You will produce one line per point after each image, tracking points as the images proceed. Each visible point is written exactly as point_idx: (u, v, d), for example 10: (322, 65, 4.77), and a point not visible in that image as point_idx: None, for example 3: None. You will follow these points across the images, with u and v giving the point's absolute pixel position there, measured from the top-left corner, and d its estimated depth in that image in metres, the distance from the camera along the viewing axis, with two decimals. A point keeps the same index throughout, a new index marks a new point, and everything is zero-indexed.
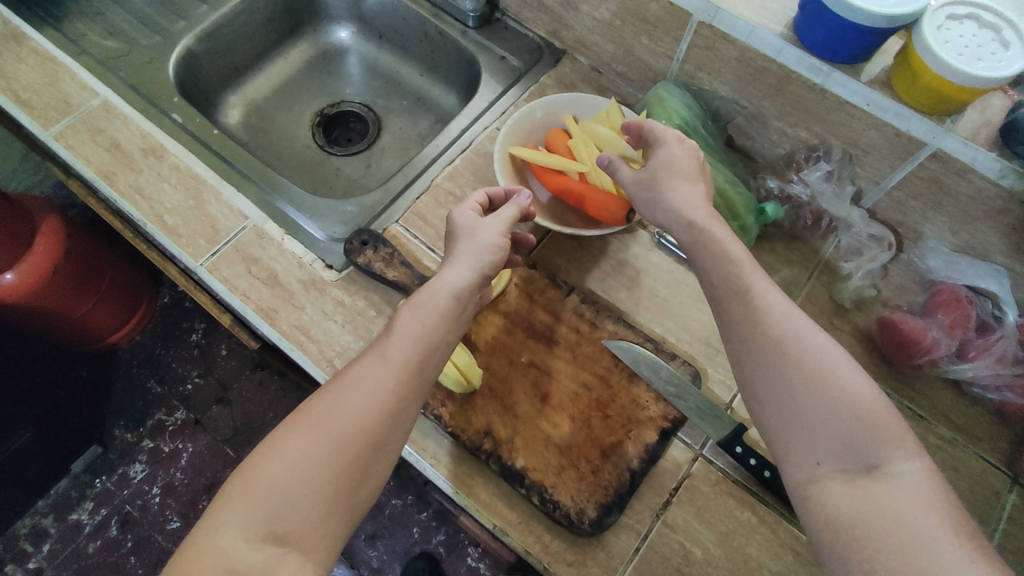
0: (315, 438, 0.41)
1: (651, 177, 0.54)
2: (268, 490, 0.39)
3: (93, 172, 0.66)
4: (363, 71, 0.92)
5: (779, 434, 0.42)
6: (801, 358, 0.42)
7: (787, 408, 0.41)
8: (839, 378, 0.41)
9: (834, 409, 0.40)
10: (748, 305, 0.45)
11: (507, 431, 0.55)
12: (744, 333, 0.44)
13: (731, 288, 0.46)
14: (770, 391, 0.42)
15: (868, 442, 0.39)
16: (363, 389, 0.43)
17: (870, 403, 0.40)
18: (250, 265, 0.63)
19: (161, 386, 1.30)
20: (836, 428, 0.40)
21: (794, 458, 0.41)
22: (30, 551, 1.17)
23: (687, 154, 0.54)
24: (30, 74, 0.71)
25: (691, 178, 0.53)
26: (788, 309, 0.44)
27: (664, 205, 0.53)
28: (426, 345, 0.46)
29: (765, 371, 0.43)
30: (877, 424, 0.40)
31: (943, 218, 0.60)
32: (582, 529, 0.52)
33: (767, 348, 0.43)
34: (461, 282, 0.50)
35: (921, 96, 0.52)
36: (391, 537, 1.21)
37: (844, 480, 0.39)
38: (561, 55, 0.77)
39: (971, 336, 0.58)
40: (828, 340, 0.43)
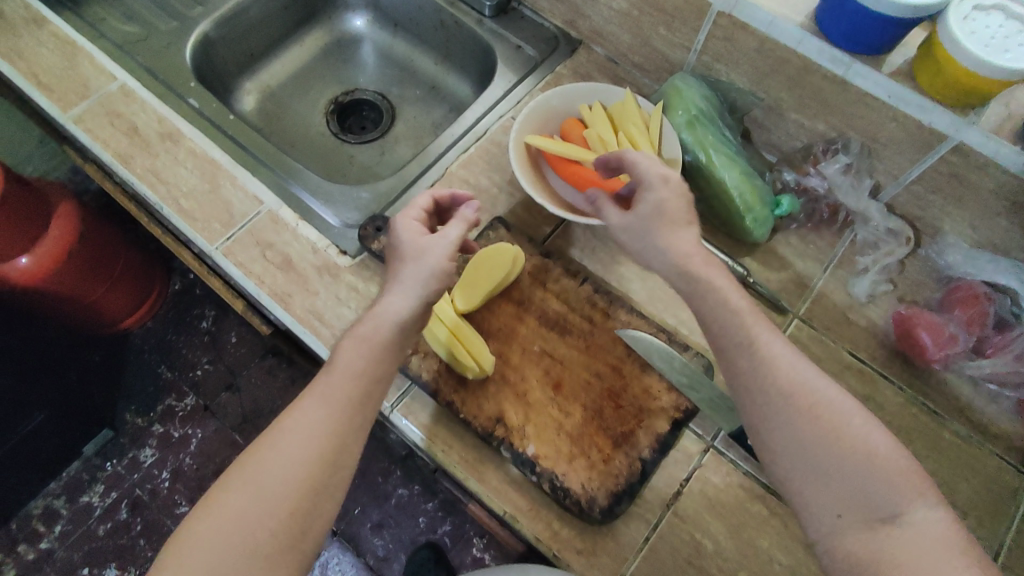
0: (253, 493, 0.42)
1: (643, 223, 0.51)
2: (207, 549, 0.40)
3: (110, 155, 0.67)
4: (377, 59, 0.92)
5: (795, 485, 0.42)
6: (815, 409, 0.43)
7: (803, 459, 0.42)
8: (851, 427, 0.42)
9: (850, 460, 0.41)
10: (756, 354, 0.45)
11: (519, 418, 0.55)
12: (753, 385, 0.45)
13: (740, 337, 0.46)
14: (783, 441, 0.43)
15: (886, 490, 0.40)
16: (299, 436, 0.44)
17: (883, 450, 0.41)
18: (265, 249, 0.63)
19: (172, 372, 1.31)
20: (851, 479, 0.41)
21: (811, 508, 0.42)
22: (42, 531, 1.19)
23: (674, 194, 0.51)
24: (50, 58, 0.71)
25: (682, 223, 0.51)
26: (799, 360, 0.45)
27: (659, 253, 0.50)
28: (364, 382, 0.47)
29: (779, 422, 0.43)
30: (889, 467, 0.41)
31: (962, 213, 0.60)
32: (592, 517, 0.52)
33: (778, 401, 0.43)
34: (401, 311, 0.49)
35: (945, 89, 0.51)
36: (398, 526, 1.21)
37: (860, 525, 0.40)
38: (577, 45, 0.77)
39: (988, 333, 0.58)
40: (839, 390, 0.44)
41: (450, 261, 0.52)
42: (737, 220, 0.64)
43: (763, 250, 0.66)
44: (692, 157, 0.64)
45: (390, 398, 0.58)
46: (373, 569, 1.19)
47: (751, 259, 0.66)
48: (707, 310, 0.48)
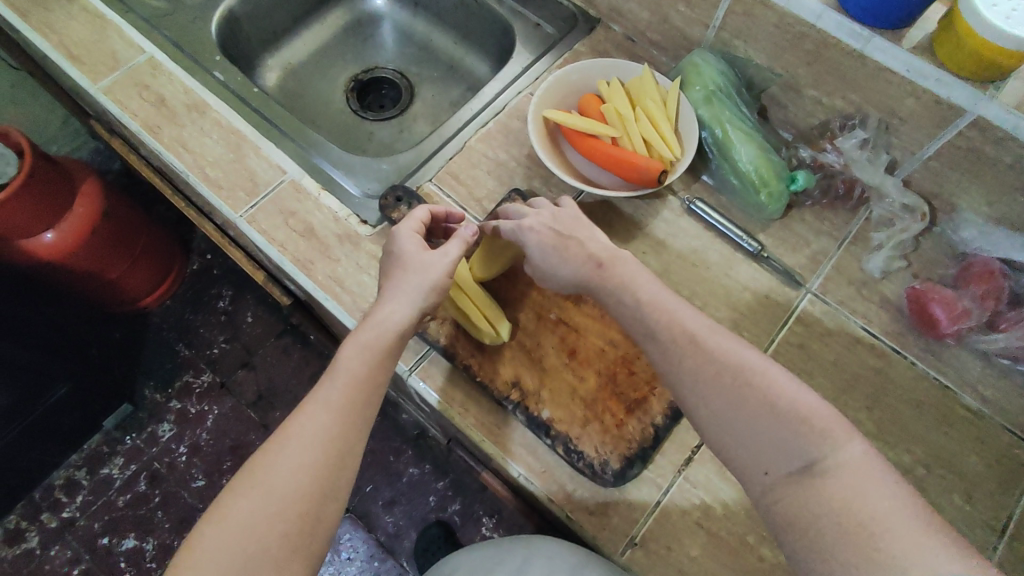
0: (261, 499, 0.43)
1: (538, 270, 0.56)
2: (216, 556, 0.41)
3: (139, 125, 0.69)
4: (397, 39, 0.94)
5: (726, 451, 0.44)
6: (724, 374, 0.44)
7: (724, 426, 0.43)
8: (763, 382, 0.43)
9: (764, 415, 0.42)
10: (661, 333, 0.48)
11: (534, 383, 0.57)
12: (661, 367, 0.48)
13: (649, 320, 0.49)
14: (701, 411, 0.45)
15: (803, 439, 0.41)
16: (303, 441, 0.45)
17: (794, 398, 0.42)
18: (288, 218, 0.65)
19: (190, 349, 1.33)
20: (766, 434, 0.42)
21: (744, 471, 0.43)
22: (64, 501, 1.21)
23: (545, 226, 0.56)
24: (81, 30, 0.73)
25: (565, 239, 0.55)
26: (704, 329, 0.47)
27: (564, 282, 0.55)
28: (365, 385, 0.49)
29: (693, 394, 0.45)
30: (801, 414, 0.42)
31: (980, 189, 0.60)
32: (605, 478, 0.54)
33: (690, 376, 0.45)
34: (397, 321, 0.52)
35: (964, 63, 0.51)
36: (409, 503, 1.23)
37: (786, 477, 0.41)
38: (596, 23, 0.77)
39: (1002, 308, 0.59)
40: (746, 350, 0.46)
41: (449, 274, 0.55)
42: (752, 196, 0.65)
43: (777, 226, 0.67)
44: (709, 133, 0.66)
45: (409, 362, 0.59)
46: (384, 545, 1.20)
47: (766, 234, 0.66)
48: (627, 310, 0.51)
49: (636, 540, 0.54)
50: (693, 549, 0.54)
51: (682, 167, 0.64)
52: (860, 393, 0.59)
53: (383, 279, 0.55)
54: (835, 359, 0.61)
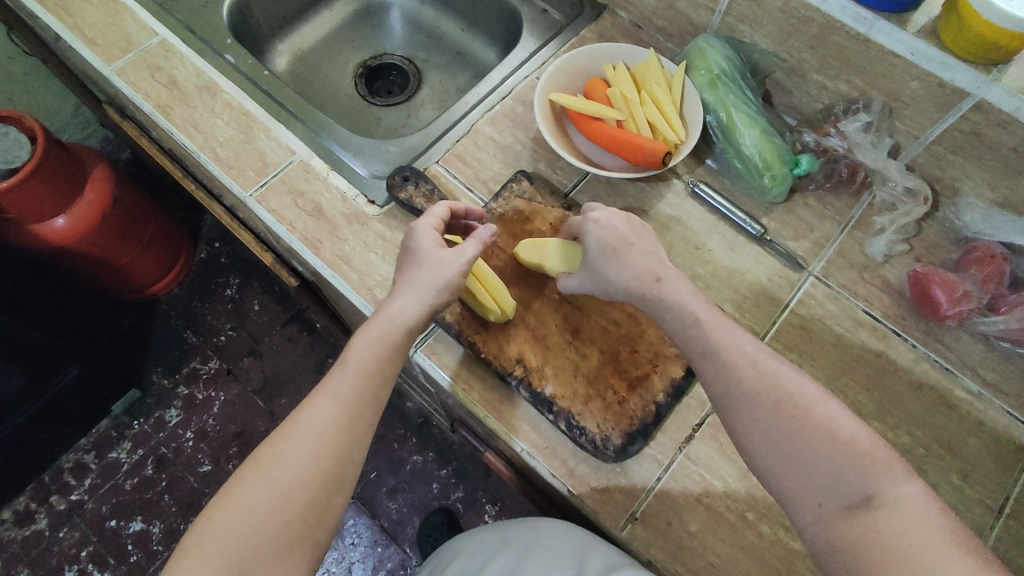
0: (267, 487, 0.44)
1: (592, 265, 0.55)
2: (221, 542, 0.43)
3: (151, 106, 0.70)
4: (405, 26, 0.95)
5: (776, 479, 0.44)
6: (783, 400, 0.44)
7: (778, 452, 0.43)
8: (820, 413, 0.44)
9: (822, 446, 0.42)
10: (719, 353, 0.47)
11: (537, 360, 0.58)
12: (714, 389, 0.47)
13: (703, 339, 0.49)
14: (753, 432, 0.45)
15: (858, 473, 0.41)
16: (311, 431, 0.46)
17: (852, 433, 0.43)
18: (297, 197, 0.66)
19: (197, 337, 1.34)
20: (823, 463, 0.42)
21: (795, 500, 0.43)
22: (73, 484, 1.22)
23: (609, 227, 0.54)
24: (95, 14, 0.74)
25: (628, 246, 0.54)
26: (761, 353, 0.47)
27: (618, 283, 0.53)
28: (372, 379, 0.49)
29: (747, 418, 0.45)
30: (858, 447, 0.42)
31: (983, 173, 0.60)
32: (607, 454, 0.54)
33: (746, 401, 0.45)
34: (406, 317, 0.51)
35: (967, 45, 0.52)
36: (412, 490, 1.24)
37: (840, 509, 0.41)
38: (602, 9, 0.78)
39: (1002, 291, 0.59)
40: (807, 382, 0.46)
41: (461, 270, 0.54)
42: (755, 179, 0.65)
43: (780, 210, 0.67)
44: (713, 117, 0.66)
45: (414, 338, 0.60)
46: (387, 531, 1.21)
47: (769, 218, 0.67)
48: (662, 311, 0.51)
49: (636, 515, 0.55)
50: (693, 524, 0.54)
51: (686, 150, 0.64)
52: (860, 375, 0.60)
53: (397, 272, 0.55)
54: (836, 340, 0.61)
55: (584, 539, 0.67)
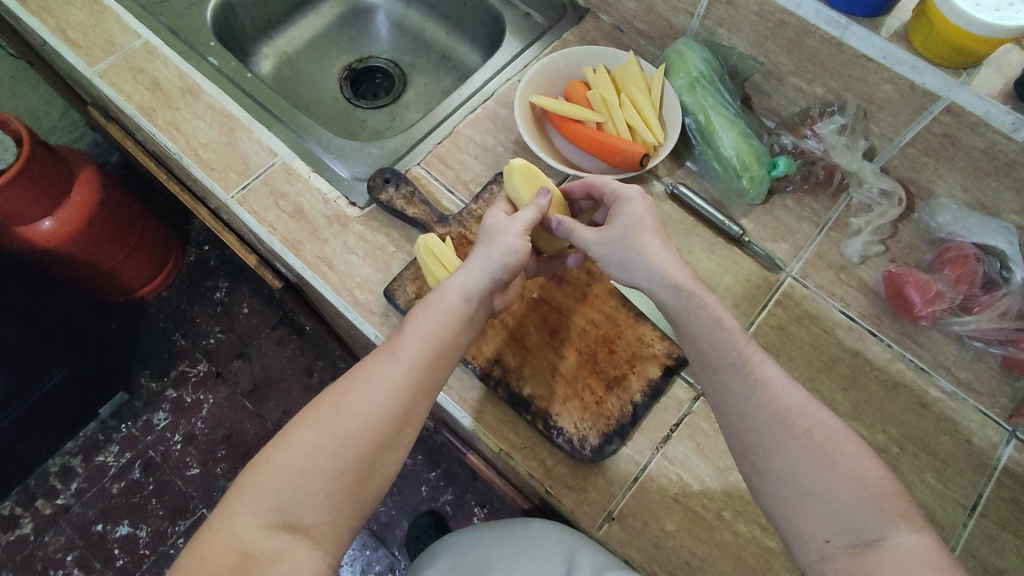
0: (324, 436, 0.44)
1: (622, 234, 0.54)
2: (276, 482, 0.43)
3: (133, 108, 0.70)
4: (391, 29, 0.95)
5: (785, 510, 0.43)
6: (807, 431, 0.44)
7: (793, 481, 0.43)
8: (842, 449, 0.43)
9: (840, 483, 0.42)
10: (749, 375, 0.46)
11: (515, 360, 0.58)
12: (741, 409, 0.46)
13: (731, 357, 0.47)
14: (775, 458, 0.44)
15: (873, 512, 0.41)
16: (373, 388, 0.46)
17: (871, 473, 0.42)
18: (278, 199, 0.66)
19: (186, 340, 1.33)
20: (837, 498, 0.41)
21: (800, 534, 0.42)
22: (59, 488, 1.21)
23: (649, 209, 0.55)
24: (78, 15, 0.74)
25: (659, 233, 0.54)
26: (786, 380, 0.46)
27: (645, 262, 0.52)
28: (436, 346, 0.49)
29: (767, 444, 0.44)
30: (875, 488, 0.42)
31: (955, 174, 0.61)
32: (583, 454, 0.55)
33: (770, 426, 0.44)
34: (473, 286, 0.52)
35: (936, 49, 0.53)
36: (400, 493, 1.24)
37: (847, 549, 0.40)
38: (585, 13, 0.78)
39: (975, 291, 0.60)
40: (829, 416, 0.45)
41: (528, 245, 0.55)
42: (733, 180, 0.66)
43: (759, 211, 0.68)
44: (692, 119, 0.67)
45: None
46: (376, 534, 1.21)
47: (748, 220, 0.67)
48: (678, 315, 0.51)
49: (613, 515, 0.55)
50: (669, 524, 0.55)
51: (665, 152, 0.65)
52: (837, 374, 0.60)
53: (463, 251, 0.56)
54: (812, 340, 0.62)
55: (549, 528, 0.69)
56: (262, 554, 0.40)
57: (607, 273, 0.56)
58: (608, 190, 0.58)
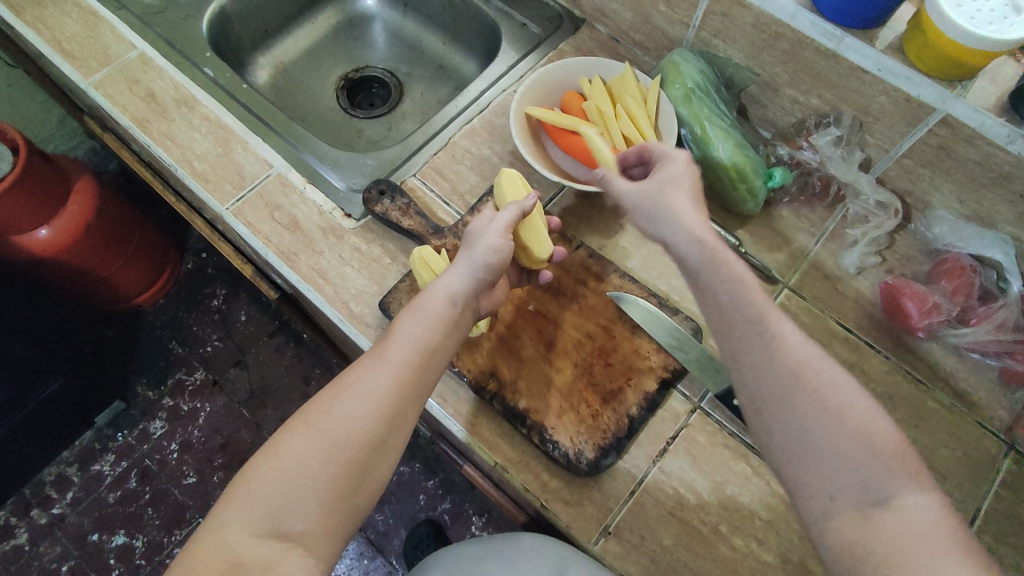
0: (314, 441, 0.44)
1: (656, 189, 0.54)
2: (266, 489, 0.42)
3: (128, 119, 0.70)
4: (388, 38, 0.95)
5: (791, 464, 0.41)
6: (819, 388, 0.41)
7: (802, 437, 0.41)
8: (854, 407, 0.41)
9: (849, 440, 0.40)
10: (762, 331, 0.44)
11: (511, 374, 0.58)
12: (752, 363, 0.44)
13: (745, 312, 0.45)
14: (783, 414, 0.41)
15: (884, 472, 0.38)
16: (361, 391, 0.46)
17: (883, 434, 0.40)
18: (273, 211, 0.66)
19: (183, 348, 1.33)
20: (843, 456, 0.39)
21: (805, 489, 0.40)
22: (54, 497, 1.21)
23: (693, 172, 0.54)
24: (74, 27, 0.74)
25: (695, 196, 0.53)
26: (801, 337, 0.44)
27: (671, 217, 0.51)
28: (424, 348, 0.49)
29: (777, 397, 0.42)
30: (886, 449, 0.39)
31: (951, 186, 0.61)
32: (579, 468, 0.54)
33: (779, 380, 0.42)
34: (457, 287, 0.52)
35: (932, 62, 0.52)
36: (398, 502, 1.23)
37: (852, 508, 0.38)
38: (581, 23, 0.78)
39: (972, 303, 0.60)
40: (845, 375, 0.42)
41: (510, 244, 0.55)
42: (729, 191, 0.66)
43: (754, 222, 0.68)
44: (688, 131, 0.66)
45: None
46: (373, 544, 1.20)
47: (744, 231, 0.67)
48: (697, 271, 0.48)
49: (609, 529, 0.54)
50: (666, 538, 0.54)
51: None
52: None
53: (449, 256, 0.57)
54: None
55: (539, 542, 0.69)
56: (254, 563, 0.39)
57: (638, 227, 0.55)
58: (657, 151, 0.57)
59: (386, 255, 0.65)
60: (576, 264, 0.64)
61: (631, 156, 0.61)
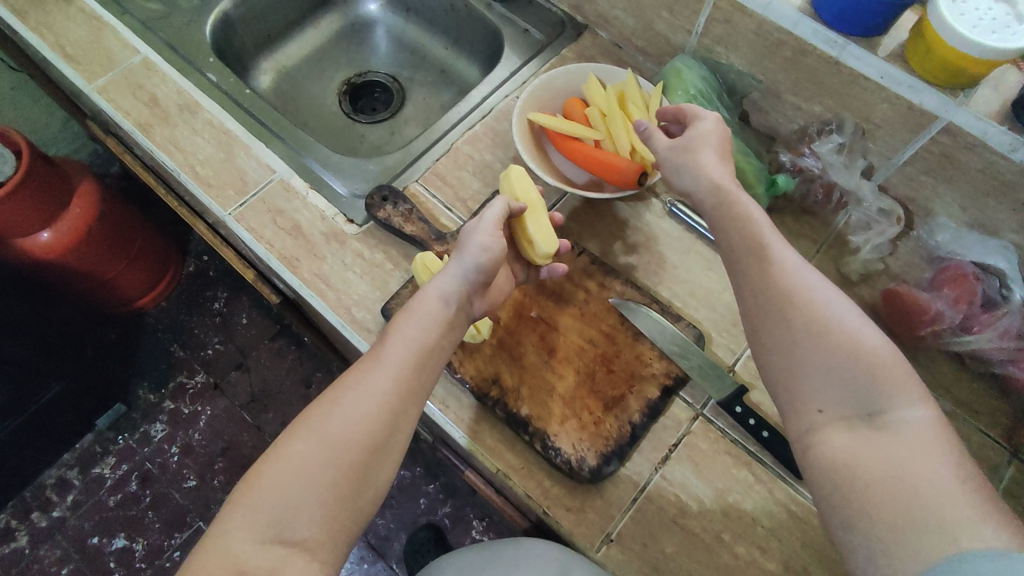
0: (315, 445, 0.44)
1: (686, 144, 0.55)
2: (268, 496, 0.42)
3: (132, 124, 0.70)
4: (390, 43, 0.95)
5: (783, 384, 0.43)
6: (810, 308, 0.42)
7: (793, 356, 0.42)
8: (846, 326, 0.41)
9: (838, 355, 0.41)
10: (760, 257, 0.46)
11: (513, 381, 0.58)
12: (750, 288, 0.46)
13: (747, 245, 0.47)
14: (776, 335, 0.43)
15: (870, 387, 0.40)
16: (360, 393, 0.46)
17: (877, 349, 0.41)
18: (276, 216, 0.66)
19: (184, 351, 1.33)
20: (833, 375, 0.41)
21: (796, 405, 0.42)
22: (55, 500, 1.21)
23: (721, 129, 0.55)
24: (78, 32, 0.75)
25: (722, 154, 0.54)
26: (798, 261, 0.45)
27: (694, 170, 0.53)
28: (421, 349, 0.49)
29: (771, 318, 0.44)
30: (878, 365, 0.40)
31: (953, 194, 0.61)
32: (582, 475, 0.54)
33: (773, 304, 0.44)
34: (449, 288, 0.52)
35: (935, 71, 0.52)
36: (399, 506, 1.23)
37: (838, 420, 0.40)
38: (583, 30, 0.79)
39: (975, 310, 0.59)
40: (841, 297, 0.43)
41: (502, 241, 0.54)
42: None
43: None
44: None
45: None
46: (374, 548, 1.20)
47: None
48: (711, 216, 0.51)
49: (611, 537, 0.54)
50: (668, 546, 0.54)
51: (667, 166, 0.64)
52: None
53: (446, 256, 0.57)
54: None
55: (541, 548, 0.69)
56: (258, 569, 0.39)
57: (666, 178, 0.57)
58: (689, 111, 0.57)
59: (389, 260, 0.65)
60: (579, 271, 0.64)
61: (667, 114, 0.60)
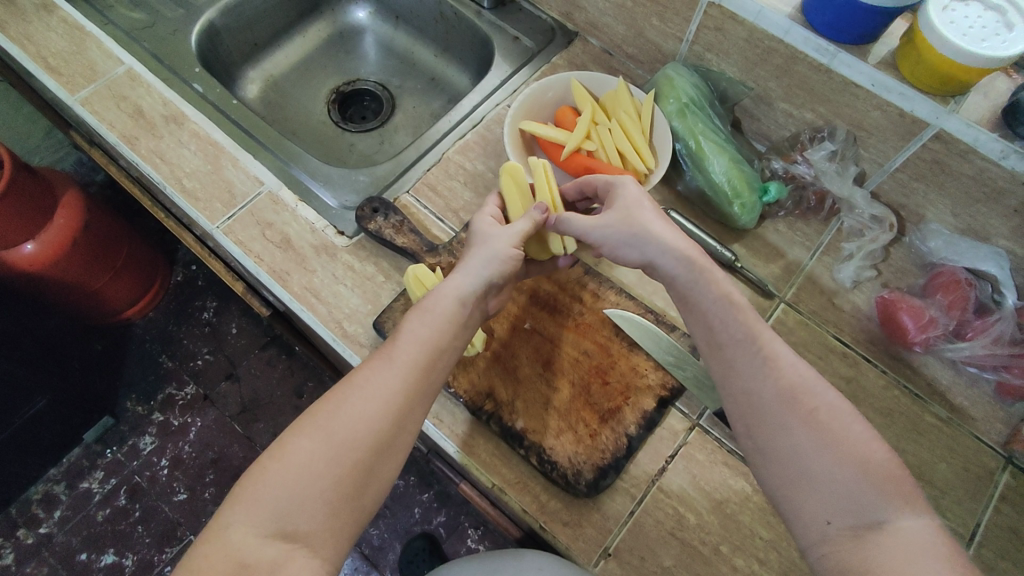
0: (322, 442, 0.43)
1: (622, 213, 0.54)
2: (273, 491, 0.41)
3: (116, 136, 0.69)
4: (379, 50, 0.95)
5: (787, 490, 0.42)
6: (812, 412, 0.43)
7: (795, 459, 0.42)
8: (847, 431, 0.42)
9: (844, 459, 0.41)
10: (755, 354, 0.46)
11: (508, 394, 0.57)
12: (745, 382, 0.45)
13: (737, 335, 0.47)
14: (777, 436, 0.43)
15: (874, 494, 0.39)
16: (369, 392, 0.45)
17: (877, 456, 0.41)
18: (265, 229, 0.65)
19: (173, 361, 1.31)
20: (839, 480, 0.40)
21: (800, 515, 0.41)
22: (41, 516, 1.18)
23: (644, 191, 0.56)
24: (60, 42, 0.73)
25: (656, 211, 0.54)
26: (790, 357, 0.46)
27: (648, 239, 0.52)
28: (431, 349, 0.48)
29: (773, 418, 0.43)
30: (881, 472, 0.40)
31: (945, 200, 0.61)
32: (578, 489, 0.54)
33: (773, 402, 0.44)
34: (468, 290, 0.52)
35: (925, 77, 0.52)
36: (393, 516, 1.22)
37: (846, 531, 0.39)
38: (573, 37, 0.78)
39: (968, 317, 0.60)
40: (836, 395, 0.44)
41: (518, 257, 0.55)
42: (724, 206, 0.65)
43: (749, 236, 0.68)
44: (683, 145, 0.66)
45: None
46: (368, 559, 1.18)
47: (739, 244, 0.67)
48: (688, 291, 0.50)
49: (609, 551, 0.54)
50: (667, 559, 0.54)
51: (656, 178, 0.63)
52: None
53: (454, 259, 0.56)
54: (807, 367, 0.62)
55: (542, 561, 0.66)
56: (258, 564, 0.38)
57: (610, 255, 0.55)
58: (600, 183, 0.58)
59: (381, 273, 0.64)
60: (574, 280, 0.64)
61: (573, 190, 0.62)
